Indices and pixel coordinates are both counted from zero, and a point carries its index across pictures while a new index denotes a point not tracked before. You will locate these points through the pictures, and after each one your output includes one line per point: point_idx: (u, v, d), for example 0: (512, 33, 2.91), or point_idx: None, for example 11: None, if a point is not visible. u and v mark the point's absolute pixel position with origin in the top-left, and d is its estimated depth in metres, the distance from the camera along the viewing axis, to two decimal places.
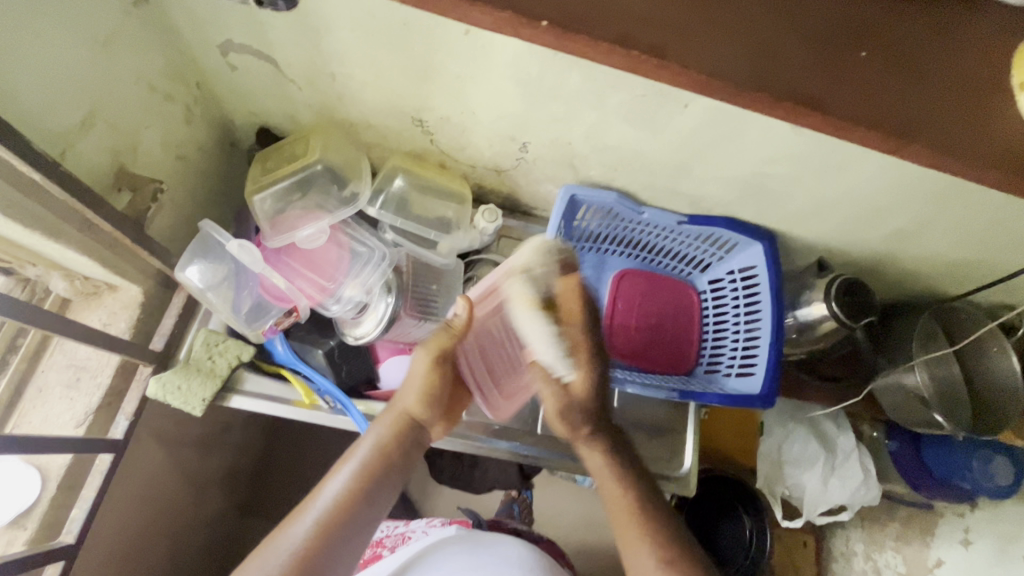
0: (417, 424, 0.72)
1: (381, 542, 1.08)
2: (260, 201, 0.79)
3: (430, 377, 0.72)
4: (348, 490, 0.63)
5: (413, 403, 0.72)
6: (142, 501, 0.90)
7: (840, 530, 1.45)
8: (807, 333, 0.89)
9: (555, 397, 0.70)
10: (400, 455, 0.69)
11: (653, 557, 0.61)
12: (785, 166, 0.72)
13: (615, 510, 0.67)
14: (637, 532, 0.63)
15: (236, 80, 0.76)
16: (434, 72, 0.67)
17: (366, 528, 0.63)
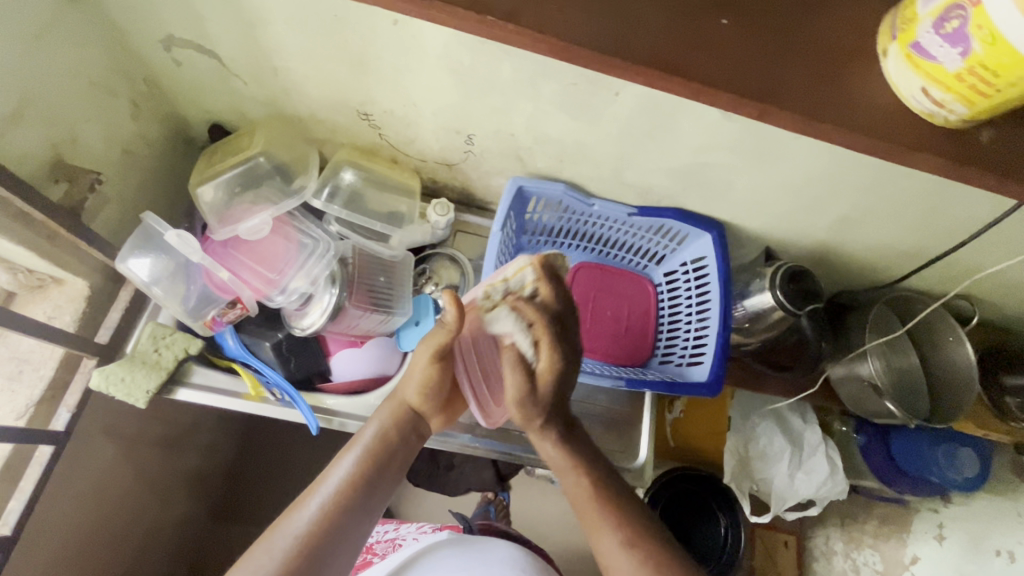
0: (417, 413, 0.73)
1: (372, 548, 1.07)
2: (205, 194, 0.80)
3: (429, 371, 0.71)
4: (353, 479, 0.64)
5: (413, 396, 0.72)
6: (97, 499, 0.90)
7: (820, 529, 1.44)
8: (757, 323, 0.90)
9: (517, 383, 0.68)
10: (401, 444, 0.70)
11: (616, 538, 0.63)
12: (722, 153, 0.73)
13: (575, 497, 0.68)
14: (599, 514, 0.65)
15: (182, 75, 0.77)
16: (370, 63, 0.68)
17: (370, 516, 0.64)
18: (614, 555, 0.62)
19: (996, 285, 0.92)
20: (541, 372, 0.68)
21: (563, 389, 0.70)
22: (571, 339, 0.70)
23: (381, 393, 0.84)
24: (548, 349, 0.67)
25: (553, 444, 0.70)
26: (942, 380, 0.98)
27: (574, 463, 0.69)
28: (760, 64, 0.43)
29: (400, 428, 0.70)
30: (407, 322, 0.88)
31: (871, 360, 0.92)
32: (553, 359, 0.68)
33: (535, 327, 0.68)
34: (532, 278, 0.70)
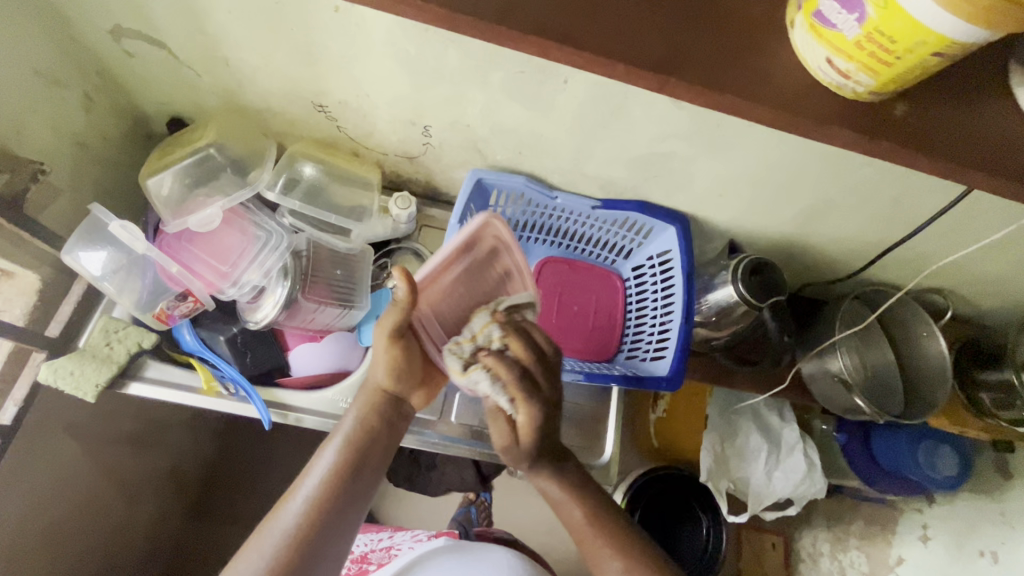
0: (394, 395, 0.71)
1: (365, 557, 1.06)
2: (154, 183, 0.79)
3: (392, 355, 0.67)
4: (335, 470, 0.64)
5: (385, 380, 0.69)
6: (57, 496, 0.88)
7: (807, 530, 1.41)
8: (724, 316, 0.88)
9: (502, 432, 0.70)
10: (380, 429, 0.69)
11: (615, 564, 0.68)
12: (678, 142, 0.72)
13: (574, 525, 0.71)
14: (596, 540, 0.70)
15: (135, 68, 0.76)
16: (318, 52, 0.68)
17: (357, 505, 0.65)
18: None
19: (967, 276, 0.90)
20: (521, 424, 0.69)
21: (545, 433, 0.70)
22: (543, 386, 0.68)
23: (339, 387, 0.83)
24: (524, 407, 0.66)
25: (548, 481, 0.72)
26: (915, 375, 0.96)
27: (570, 492, 0.72)
28: (685, 40, 0.42)
29: (377, 414, 0.69)
30: (369, 317, 0.88)
31: (840, 355, 0.89)
32: (530, 414, 0.67)
33: (509, 388, 0.66)
34: (497, 335, 0.66)
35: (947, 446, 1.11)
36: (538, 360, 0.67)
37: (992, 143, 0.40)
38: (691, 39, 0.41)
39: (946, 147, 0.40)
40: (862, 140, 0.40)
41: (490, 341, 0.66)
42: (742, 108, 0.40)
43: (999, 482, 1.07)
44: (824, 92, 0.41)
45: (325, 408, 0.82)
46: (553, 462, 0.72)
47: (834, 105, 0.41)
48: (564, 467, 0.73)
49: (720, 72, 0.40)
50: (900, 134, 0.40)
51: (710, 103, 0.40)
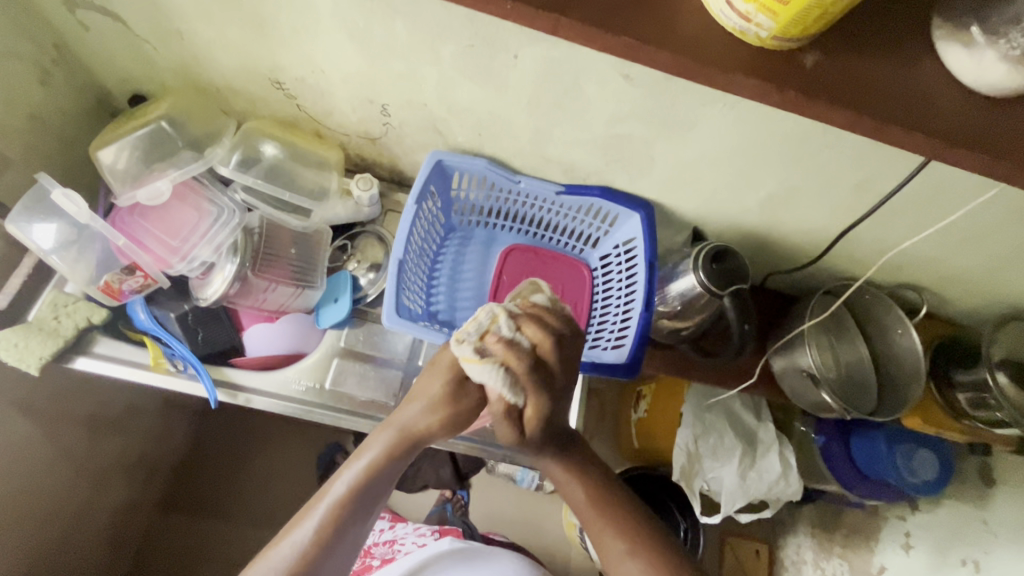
0: (421, 440, 0.67)
1: (370, 551, 1.05)
2: (105, 156, 0.78)
3: (449, 405, 0.66)
4: (334, 515, 0.60)
5: (426, 424, 0.66)
6: (5, 473, 0.87)
7: (791, 537, 1.36)
8: (688, 305, 0.86)
9: (506, 426, 0.65)
10: (395, 472, 0.65)
11: (620, 545, 0.65)
12: (635, 122, 0.71)
13: (579, 504, 0.68)
14: (604, 523, 0.66)
15: (93, 41, 0.76)
16: (268, 24, 0.67)
17: (352, 546, 0.62)
18: (621, 564, 0.64)
19: (940, 270, 0.88)
20: (528, 417, 0.64)
21: (553, 419, 0.66)
22: (557, 372, 0.64)
23: (294, 368, 0.83)
24: (535, 397, 0.63)
25: (555, 464, 0.69)
26: (890, 372, 0.93)
27: (573, 472, 0.69)
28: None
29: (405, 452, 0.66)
30: (327, 299, 0.87)
31: (810, 349, 0.86)
32: (538, 401, 0.63)
33: (519, 377, 0.62)
34: (503, 314, 0.63)
35: (926, 449, 1.07)
36: (556, 345, 0.63)
37: (907, 99, 0.40)
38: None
39: (859, 100, 0.39)
40: (766, 90, 0.38)
41: (500, 329, 0.62)
42: (658, 60, 0.38)
43: (981, 488, 1.03)
44: (729, 40, 0.39)
45: (277, 389, 0.81)
46: (551, 454, 0.68)
47: (737, 52, 0.39)
48: (568, 448, 0.69)
49: (635, 23, 0.39)
50: (810, 84, 0.39)
51: (615, 50, 0.39)
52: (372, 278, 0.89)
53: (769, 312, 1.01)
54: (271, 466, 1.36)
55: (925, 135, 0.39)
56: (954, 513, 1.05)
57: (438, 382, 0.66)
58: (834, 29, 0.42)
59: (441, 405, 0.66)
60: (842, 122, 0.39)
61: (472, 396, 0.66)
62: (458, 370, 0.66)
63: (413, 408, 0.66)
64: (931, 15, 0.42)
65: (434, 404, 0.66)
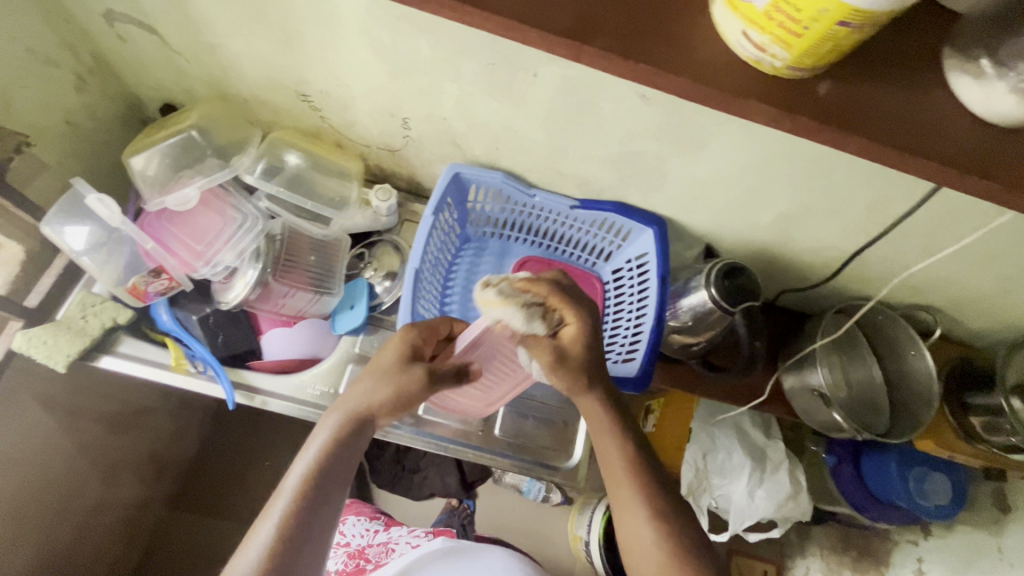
0: (371, 418, 0.68)
1: (363, 551, 1.05)
2: (139, 161, 0.81)
3: (392, 385, 0.68)
4: (301, 495, 0.61)
5: (370, 404, 0.68)
6: (25, 466, 0.90)
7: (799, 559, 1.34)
8: (699, 321, 0.87)
9: (549, 349, 0.67)
10: (349, 456, 0.66)
11: (641, 509, 0.66)
12: (649, 141, 0.73)
13: (611, 461, 0.69)
14: (628, 485, 0.67)
15: (129, 52, 0.79)
16: (297, 39, 0.70)
17: (326, 528, 0.62)
18: (639, 523, 0.66)
19: (954, 292, 0.88)
20: (570, 335, 0.67)
21: (594, 347, 0.69)
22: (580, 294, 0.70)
23: (310, 372, 0.84)
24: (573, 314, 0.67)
25: (610, 428, 0.69)
26: (903, 392, 0.94)
27: (613, 429, 0.69)
28: (623, 15, 0.41)
29: (353, 433, 0.67)
30: (342, 305, 0.89)
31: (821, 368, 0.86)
32: (577, 316, 0.67)
33: (548, 296, 0.66)
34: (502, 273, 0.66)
35: (940, 473, 1.06)
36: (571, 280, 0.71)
37: (918, 129, 0.41)
38: (624, 16, 0.41)
39: (869, 127, 0.40)
40: (779, 116, 0.40)
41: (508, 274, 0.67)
42: (674, 86, 0.39)
43: (996, 514, 1.02)
44: (743, 68, 0.40)
45: (293, 393, 0.83)
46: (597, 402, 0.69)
47: (752, 82, 0.40)
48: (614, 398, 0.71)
49: (653, 49, 0.40)
50: (822, 111, 0.40)
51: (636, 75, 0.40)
52: (388, 286, 0.91)
53: (780, 330, 1.01)
54: (281, 468, 1.38)
55: (936, 164, 0.40)
56: (968, 538, 1.04)
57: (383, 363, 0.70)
58: (847, 57, 0.43)
59: (387, 380, 0.68)
60: (852, 149, 0.40)
61: (412, 376, 0.68)
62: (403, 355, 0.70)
63: (359, 389, 0.68)
64: (942, 48, 0.43)
65: (379, 383, 0.68)
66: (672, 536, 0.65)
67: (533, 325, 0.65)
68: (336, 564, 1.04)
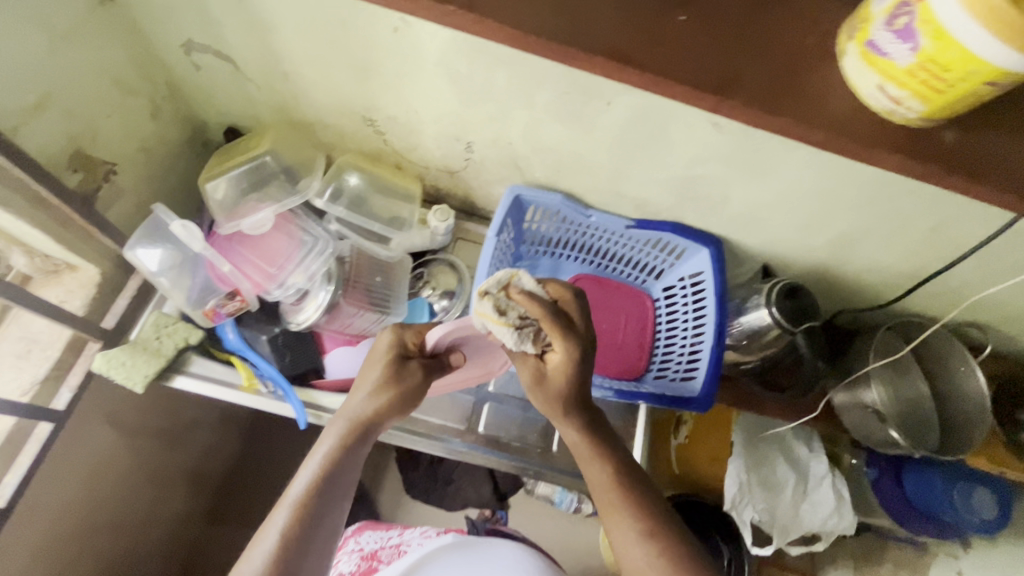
0: (373, 424, 0.69)
1: (375, 555, 0.97)
2: (213, 189, 0.84)
3: (391, 386, 0.69)
4: (303, 502, 0.62)
5: (369, 412, 0.68)
6: (89, 479, 0.91)
7: None
8: (756, 339, 0.88)
9: (530, 369, 0.68)
10: (353, 463, 0.67)
11: (633, 529, 0.65)
12: (714, 165, 0.74)
13: (597, 484, 0.68)
14: (617, 503, 0.66)
15: (201, 79, 0.81)
16: (372, 69, 0.71)
17: (330, 532, 0.64)
18: (631, 544, 0.64)
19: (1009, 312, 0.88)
20: (554, 363, 0.67)
21: (581, 376, 0.67)
22: (582, 324, 0.68)
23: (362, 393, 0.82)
24: (562, 341, 0.66)
25: (600, 463, 0.68)
26: (953, 410, 0.93)
27: (594, 452, 0.69)
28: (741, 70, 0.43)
29: (356, 441, 0.67)
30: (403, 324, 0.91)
31: (874, 386, 0.89)
32: (566, 343, 0.66)
33: (541, 317, 0.66)
34: (522, 274, 0.69)
35: (983, 487, 1.07)
36: (578, 299, 0.69)
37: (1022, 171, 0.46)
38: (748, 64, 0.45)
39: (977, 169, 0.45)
40: (907, 159, 0.45)
41: (517, 282, 0.69)
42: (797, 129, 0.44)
43: None
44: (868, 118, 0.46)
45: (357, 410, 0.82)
46: (579, 425, 0.69)
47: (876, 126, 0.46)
48: (596, 422, 0.70)
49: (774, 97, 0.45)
50: (939, 154, 0.45)
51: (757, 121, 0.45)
52: (445, 305, 0.92)
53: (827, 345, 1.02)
54: None
55: None
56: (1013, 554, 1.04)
57: (375, 369, 0.70)
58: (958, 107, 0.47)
59: (385, 387, 0.69)
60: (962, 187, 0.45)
61: (412, 371, 0.71)
62: (398, 353, 0.72)
63: (358, 397, 0.69)
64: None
65: (379, 389, 0.69)
66: (666, 555, 0.63)
67: (520, 345, 0.67)
68: (348, 566, 0.95)
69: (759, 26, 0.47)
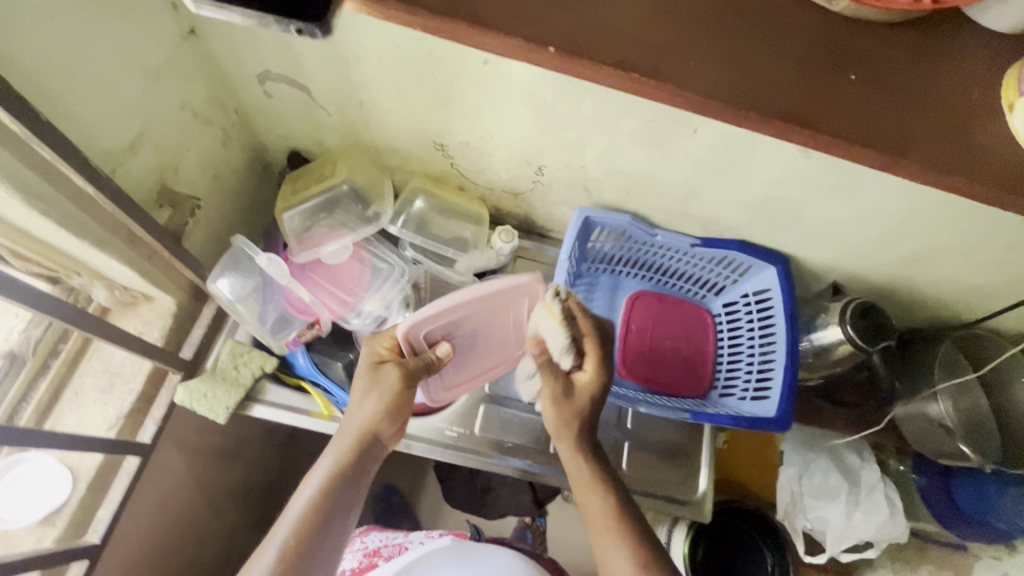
0: (372, 439, 0.66)
1: (378, 551, 0.92)
2: (288, 219, 0.85)
3: (389, 396, 0.67)
4: (304, 522, 0.60)
5: (367, 426, 0.66)
6: (156, 503, 0.92)
7: None
8: (824, 356, 0.89)
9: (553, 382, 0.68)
10: (354, 479, 0.65)
11: (623, 557, 0.61)
12: (795, 189, 0.74)
13: (590, 510, 0.65)
14: (614, 532, 0.63)
15: (271, 107, 0.80)
16: (453, 97, 0.71)
17: (332, 551, 0.62)
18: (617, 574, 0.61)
19: None
20: (580, 383, 0.68)
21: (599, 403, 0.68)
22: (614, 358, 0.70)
23: (442, 415, 0.90)
24: (596, 364, 0.68)
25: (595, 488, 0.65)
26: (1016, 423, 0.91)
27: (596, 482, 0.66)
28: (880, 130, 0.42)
29: (355, 458, 0.65)
30: None
31: (941, 400, 0.87)
32: (598, 370, 0.68)
33: (590, 338, 0.68)
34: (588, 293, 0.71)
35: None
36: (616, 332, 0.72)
37: None
38: (927, 122, 0.43)
39: None
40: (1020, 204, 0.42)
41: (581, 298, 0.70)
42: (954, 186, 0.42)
43: None
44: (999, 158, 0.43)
45: (431, 435, 0.89)
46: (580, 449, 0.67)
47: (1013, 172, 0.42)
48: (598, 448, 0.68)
49: (958, 156, 0.42)
50: None
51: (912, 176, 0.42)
52: None
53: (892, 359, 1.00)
54: None
55: None
56: None
57: (364, 381, 0.68)
58: None
59: (381, 400, 0.67)
60: None
61: (390, 380, 0.67)
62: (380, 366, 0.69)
63: (355, 410, 0.66)
64: None
65: (373, 404, 0.66)
66: None
67: (557, 357, 0.67)
68: (350, 563, 0.90)
69: (899, 82, 0.44)
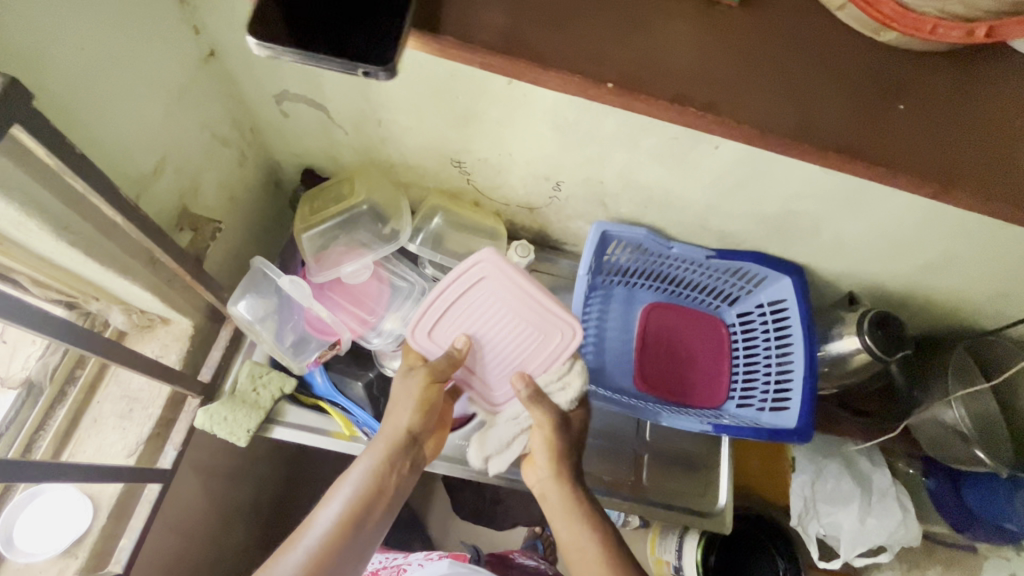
0: (409, 442, 0.69)
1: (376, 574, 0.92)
2: (308, 239, 0.85)
3: (425, 396, 0.70)
4: (341, 518, 0.61)
5: (406, 426, 0.69)
6: (171, 527, 0.91)
7: None
8: (839, 366, 0.90)
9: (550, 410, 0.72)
10: (390, 481, 0.66)
11: None
12: (813, 204, 0.74)
13: (569, 541, 0.65)
14: (601, 558, 0.62)
15: (286, 126, 0.79)
16: (473, 116, 0.71)
17: (361, 553, 0.62)
18: None
19: None
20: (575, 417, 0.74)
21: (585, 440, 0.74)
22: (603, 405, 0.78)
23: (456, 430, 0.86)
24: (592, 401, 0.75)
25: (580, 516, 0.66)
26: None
27: (580, 511, 0.67)
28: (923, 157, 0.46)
29: (392, 460, 0.67)
30: None
31: (957, 407, 0.87)
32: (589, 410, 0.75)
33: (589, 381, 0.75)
34: None
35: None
36: None
37: None
38: (970, 138, 0.48)
39: None
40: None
41: None
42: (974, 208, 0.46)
43: None
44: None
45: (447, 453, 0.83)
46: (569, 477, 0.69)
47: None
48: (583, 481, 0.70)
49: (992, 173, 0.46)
50: None
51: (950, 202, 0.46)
52: None
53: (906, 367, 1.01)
54: None
55: None
56: None
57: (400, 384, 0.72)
58: None
59: (421, 403, 0.70)
60: None
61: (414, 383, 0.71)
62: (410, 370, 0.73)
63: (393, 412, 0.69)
64: None
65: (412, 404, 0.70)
66: None
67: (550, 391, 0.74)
68: None
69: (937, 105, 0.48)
